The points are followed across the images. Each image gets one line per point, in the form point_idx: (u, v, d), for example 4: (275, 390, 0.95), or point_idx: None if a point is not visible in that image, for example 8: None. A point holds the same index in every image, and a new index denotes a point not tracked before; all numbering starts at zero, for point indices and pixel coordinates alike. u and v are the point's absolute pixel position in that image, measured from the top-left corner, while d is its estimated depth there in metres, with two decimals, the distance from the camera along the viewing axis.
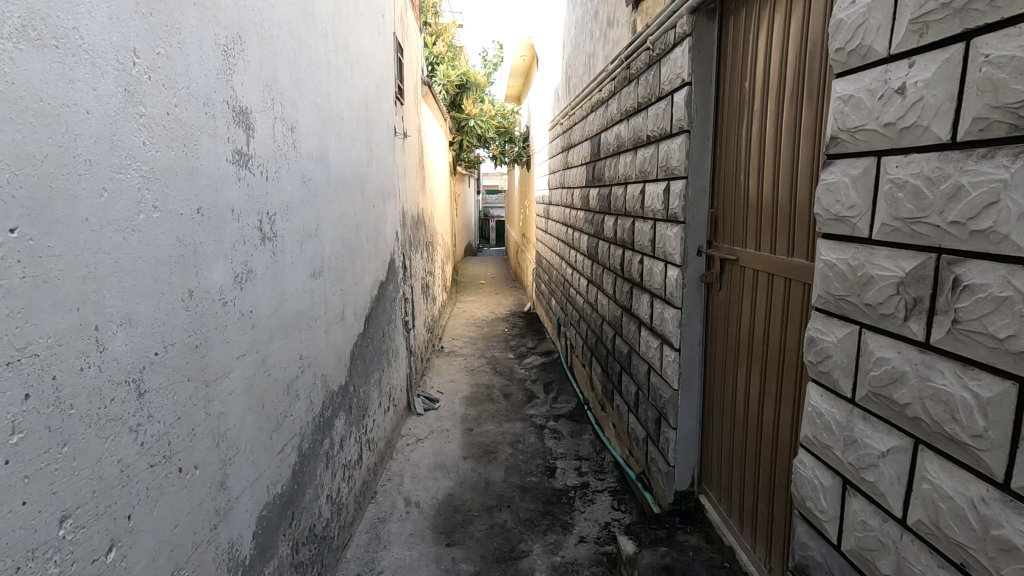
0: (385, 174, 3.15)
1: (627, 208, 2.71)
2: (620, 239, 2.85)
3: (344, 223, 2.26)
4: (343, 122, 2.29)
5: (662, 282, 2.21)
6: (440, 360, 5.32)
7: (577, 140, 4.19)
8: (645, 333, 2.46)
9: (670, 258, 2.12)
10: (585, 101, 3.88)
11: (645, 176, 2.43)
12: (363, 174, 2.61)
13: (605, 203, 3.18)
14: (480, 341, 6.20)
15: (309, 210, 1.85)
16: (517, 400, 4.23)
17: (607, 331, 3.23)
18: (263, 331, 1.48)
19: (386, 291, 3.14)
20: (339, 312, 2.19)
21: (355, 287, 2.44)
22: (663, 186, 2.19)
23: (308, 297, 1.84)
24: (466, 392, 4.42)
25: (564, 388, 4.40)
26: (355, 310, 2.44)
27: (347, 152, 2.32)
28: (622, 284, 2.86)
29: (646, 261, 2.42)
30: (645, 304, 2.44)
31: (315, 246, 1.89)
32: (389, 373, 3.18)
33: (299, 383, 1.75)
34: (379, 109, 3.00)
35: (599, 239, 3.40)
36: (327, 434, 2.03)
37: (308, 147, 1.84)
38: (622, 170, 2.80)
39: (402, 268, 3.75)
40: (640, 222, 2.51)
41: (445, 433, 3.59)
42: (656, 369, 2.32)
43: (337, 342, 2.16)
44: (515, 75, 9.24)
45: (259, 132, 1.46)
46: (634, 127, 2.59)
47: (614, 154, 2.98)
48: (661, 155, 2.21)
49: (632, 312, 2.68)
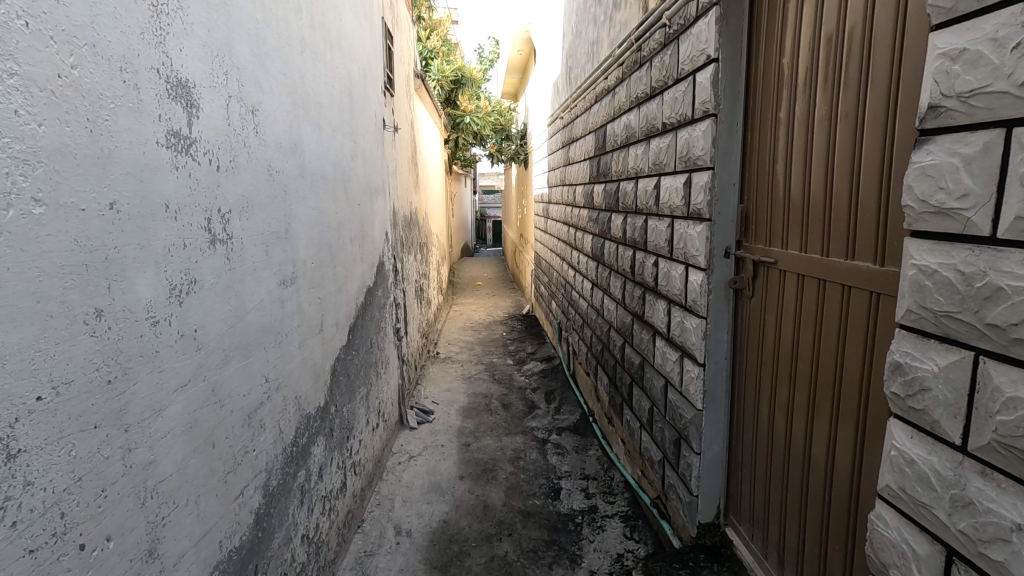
0: (373, 170, 2.89)
1: (639, 204, 2.46)
2: (631, 239, 2.60)
3: (322, 223, 2.00)
4: (322, 109, 2.03)
5: (683, 287, 1.95)
6: (436, 368, 5.05)
7: (579, 133, 3.94)
8: (661, 344, 2.21)
9: (692, 260, 1.87)
10: (588, 93, 3.63)
11: (660, 168, 2.18)
12: (346, 169, 2.35)
13: (613, 201, 2.93)
14: (477, 346, 5.94)
15: (278, 208, 1.59)
16: (517, 411, 3.97)
17: (615, 339, 2.98)
18: (214, 354, 1.22)
19: (374, 297, 2.88)
20: (316, 325, 1.93)
21: (337, 294, 2.18)
22: (683, 178, 1.94)
23: (277, 310, 1.58)
24: (463, 402, 4.16)
25: (566, 398, 4.15)
26: (338, 320, 2.18)
27: (326, 142, 2.07)
28: (632, 288, 2.60)
29: (661, 263, 2.17)
30: (661, 312, 2.18)
31: (285, 248, 1.63)
32: (378, 387, 2.92)
33: (265, 411, 1.48)
34: (365, 98, 2.74)
35: (605, 240, 3.15)
36: (302, 466, 1.76)
37: (276, 134, 1.58)
38: (632, 163, 2.55)
39: (393, 271, 3.49)
40: (654, 220, 2.25)
41: (439, 449, 3.33)
42: (674, 385, 2.07)
43: (315, 359, 1.90)
44: (511, 71, 9.01)
45: (207, 112, 1.20)
46: (646, 115, 2.34)
47: (623, 146, 2.73)
48: (680, 144, 1.96)
49: (645, 320, 2.43)
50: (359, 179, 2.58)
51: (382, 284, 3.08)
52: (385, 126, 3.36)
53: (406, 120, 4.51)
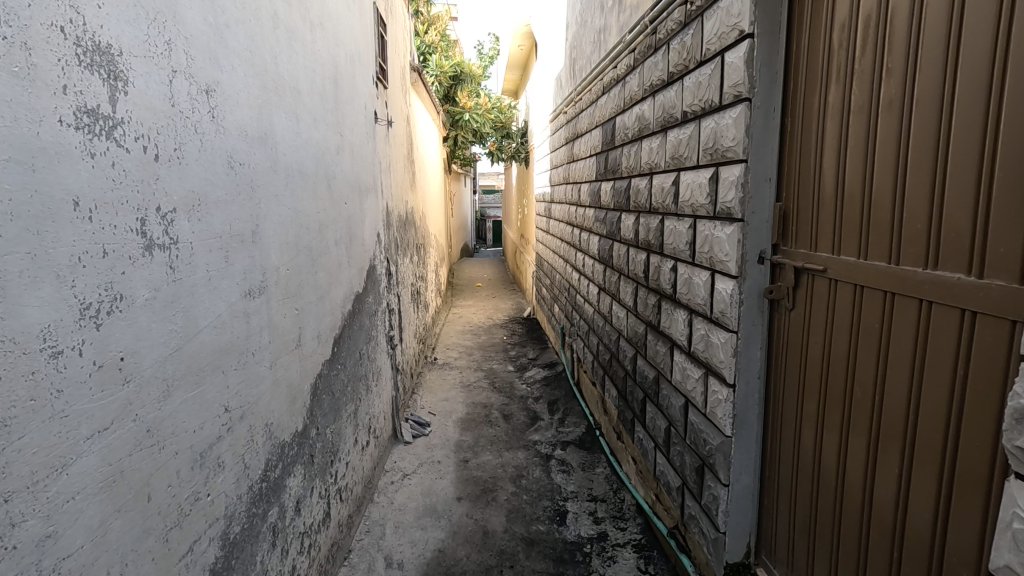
0: (362, 167, 2.66)
1: (653, 203, 2.24)
2: (645, 242, 2.37)
3: (299, 223, 1.77)
4: (299, 95, 1.80)
5: (709, 296, 1.73)
6: (433, 375, 4.81)
7: (585, 128, 3.71)
8: (680, 358, 1.99)
9: (720, 266, 1.64)
10: (595, 84, 3.40)
11: (680, 163, 1.95)
12: (330, 165, 2.12)
13: (623, 199, 2.70)
14: (476, 351, 5.71)
15: (241, 207, 1.36)
16: (518, 424, 3.74)
17: (625, 349, 2.75)
18: (152, 385, 0.99)
19: (364, 304, 2.65)
20: (293, 339, 1.70)
21: (319, 303, 1.96)
22: (709, 173, 1.71)
23: (240, 326, 1.35)
24: (461, 413, 3.93)
25: (571, 409, 3.92)
26: (320, 332, 1.95)
27: (305, 132, 1.84)
28: (646, 295, 2.38)
29: (681, 268, 1.95)
30: (680, 323, 1.96)
31: (250, 254, 1.41)
32: (369, 402, 2.69)
33: (225, 447, 1.26)
34: (354, 87, 2.52)
35: (614, 242, 2.92)
36: (274, 504, 1.53)
37: (239, 120, 1.35)
38: (647, 157, 2.32)
39: (386, 275, 3.26)
40: (673, 220, 2.03)
41: (435, 467, 3.10)
42: (697, 406, 1.85)
43: (290, 379, 1.67)
44: (511, 67, 8.79)
45: (140, 87, 0.97)
46: (663, 104, 2.11)
47: (635, 139, 2.50)
48: (705, 135, 1.73)
49: (661, 330, 2.20)
50: (345, 176, 2.34)
51: (374, 289, 2.85)
52: (377, 120, 3.13)
53: (402, 115, 4.29)
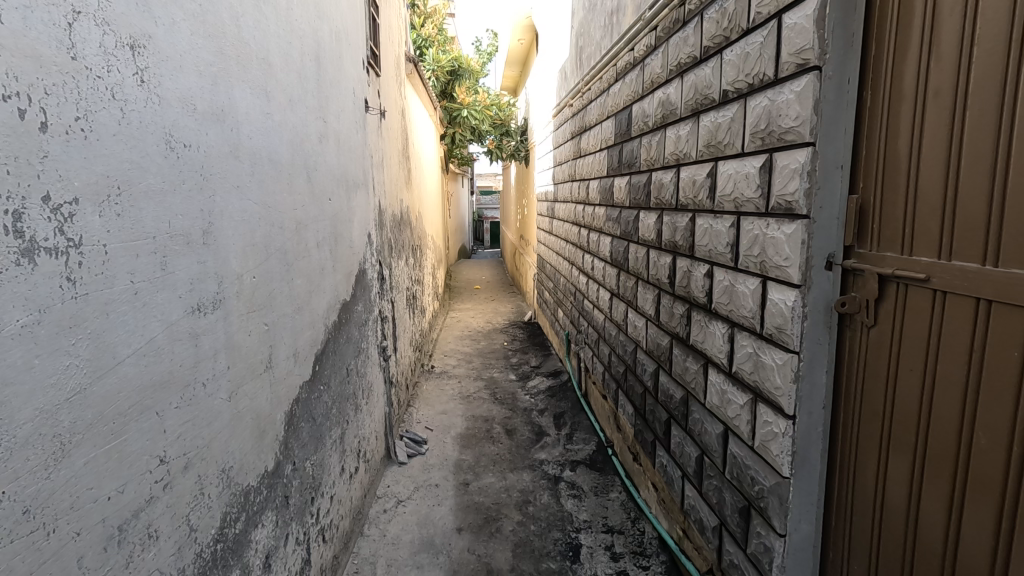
0: (350, 160, 2.37)
1: (682, 198, 1.97)
2: (670, 244, 2.09)
3: (270, 222, 1.49)
4: (271, 69, 1.52)
5: (761, 308, 1.45)
6: (430, 385, 4.53)
7: (594, 120, 3.43)
8: (718, 378, 1.71)
9: (778, 273, 1.36)
10: (607, 71, 3.12)
11: (719, 150, 1.67)
12: (310, 154, 1.84)
13: (643, 196, 2.42)
14: (476, 358, 5.42)
15: (187, 200, 1.08)
16: (522, 440, 3.45)
17: (644, 364, 2.47)
18: (33, 444, 0.71)
19: (352, 314, 2.36)
20: (261, 361, 1.41)
21: (296, 316, 1.67)
22: (761, 161, 1.43)
23: (185, 350, 1.06)
24: (461, 428, 3.64)
25: (578, 423, 3.64)
26: (296, 350, 1.66)
27: (279, 113, 1.56)
28: (672, 303, 2.10)
29: (720, 274, 1.67)
30: (719, 338, 1.69)
31: (200, 259, 1.12)
32: (358, 423, 2.41)
33: (161, 510, 0.97)
34: (341, 70, 2.24)
35: (630, 244, 2.64)
36: (234, 568, 1.24)
37: (183, 89, 1.07)
38: (674, 148, 2.04)
39: (378, 280, 2.98)
40: (709, 218, 1.75)
41: (432, 492, 2.81)
42: (742, 436, 1.56)
43: (257, 409, 1.38)
44: (511, 63, 8.53)
45: (14, 25, 0.69)
46: (695, 85, 1.83)
47: (659, 128, 2.22)
48: (754, 116, 1.45)
49: (690, 344, 1.94)
50: (330, 168, 2.06)
51: (364, 296, 2.57)
52: (369, 109, 2.84)
53: (396, 108, 4.01)
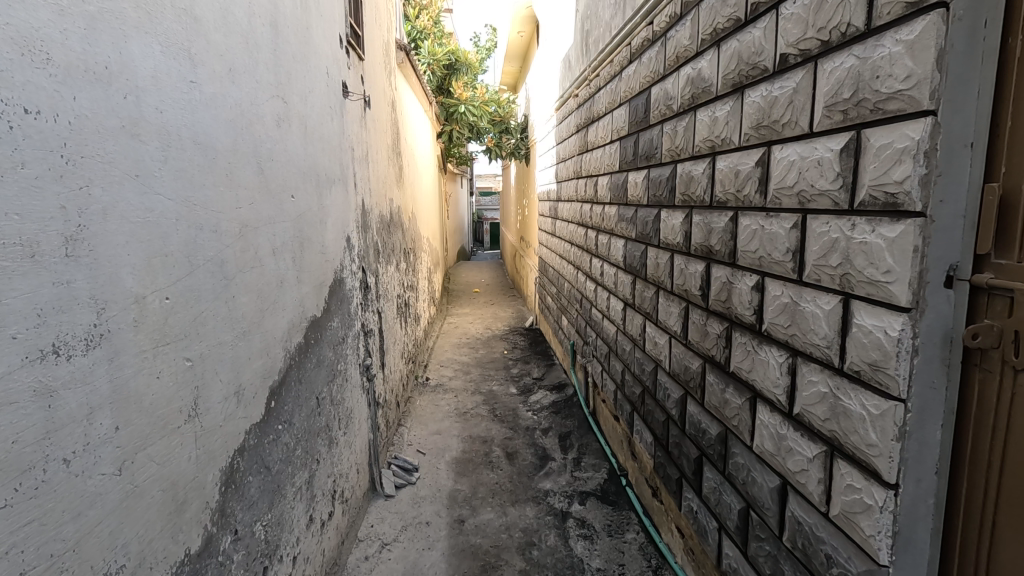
0: (322, 151, 2.02)
1: (720, 194, 1.62)
2: (703, 249, 1.74)
3: (195, 225, 1.14)
4: (201, 25, 1.17)
5: (841, 336, 1.10)
6: (424, 400, 4.18)
7: (603, 109, 3.08)
8: (772, 418, 1.37)
9: (871, 291, 1.02)
10: (619, 52, 2.77)
11: (776, 131, 1.31)
12: (263, 141, 1.48)
13: (666, 192, 2.08)
14: (474, 368, 5.08)
15: (31, 191, 0.73)
16: (525, 467, 3.10)
17: (668, 389, 2.12)
18: None
19: (325, 331, 2.01)
20: (179, 410, 1.06)
21: (242, 343, 1.33)
22: (841, 142, 1.08)
23: (27, 417, 0.71)
24: (456, 452, 3.30)
25: (586, 445, 3.29)
26: (240, 386, 1.31)
27: (213, 83, 1.21)
28: (705, 320, 1.75)
29: (778, 288, 1.32)
30: (775, 369, 1.35)
31: (59, 279, 0.77)
32: (333, 459, 2.06)
33: None
34: (309, 43, 1.90)
35: (649, 249, 2.30)
36: None
37: (26, 27, 0.72)
38: (708, 133, 1.69)
39: (361, 289, 2.64)
40: (760, 217, 1.40)
41: (423, 532, 2.46)
42: (812, 499, 1.21)
43: (172, 476, 1.03)
44: (510, 57, 8.19)
45: None
46: (738, 53, 1.49)
47: (687, 111, 1.87)
48: (833, 83, 1.10)
49: (730, 371, 1.59)
50: (292, 160, 1.70)
51: (342, 309, 2.22)
52: (349, 95, 2.50)
53: (385, 99, 3.67)
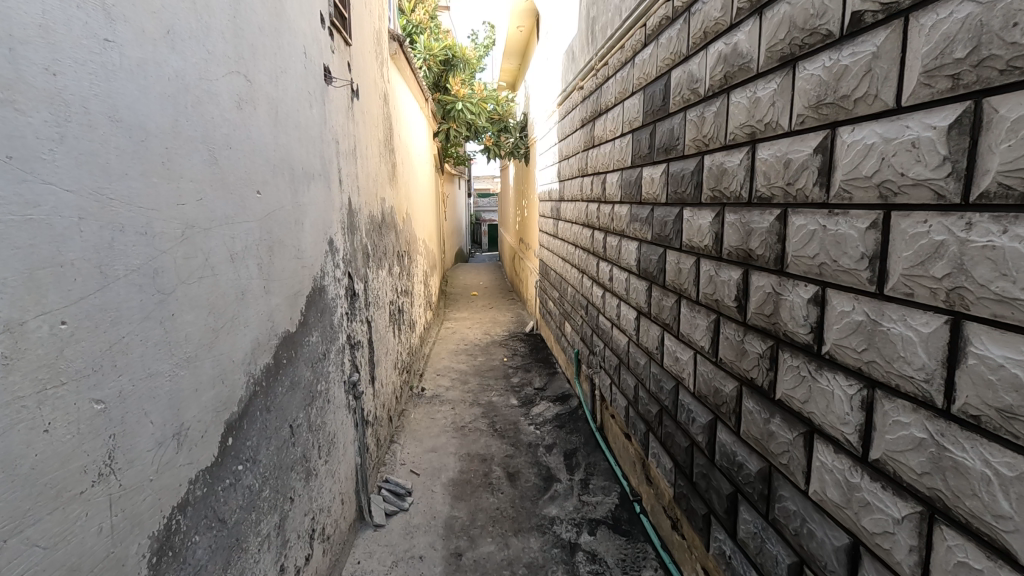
0: (298, 142, 1.77)
1: (763, 188, 1.37)
2: (740, 253, 1.49)
3: (114, 224, 0.88)
4: None
5: (948, 368, 0.85)
6: (419, 413, 3.93)
7: (613, 100, 2.84)
8: (838, 462, 1.12)
9: (999, 311, 0.77)
10: (631, 36, 2.52)
11: (846, 109, 1.06)
12: (219, 124, 1.23)
13: (691, 188, 1.83)
14: (472, 377, 4.83)
15: None
16: (527, 490, 2.85)
17: (693, 411, 1.86)
18: None
19: (301, 348, 1.75)
20: (83, 470, 0.80)
21: (185, 373, 1.07)
22: (951, 117, 0.83)
23: None
24: (453, 473, 3.04)
25: (594, 464, 3.04)
26: (183, 425, 1.06)
27: (143, 46, 0.96)
28: (741, 335, 1.51)
29: (846, 302, 1.08)
30: (841, 402, 1.10)
31: None
32: (312, 493, 1.80)
33: None
34: (282, 16, 1.65)
35: (669, 252, 2.04)
36: None
37: None
38: (747, 118, 1.44)
39: (347, 297, 2.38)
40: (821, 215, 1.15)
41: (414, 569, 2.21)
42: (899, 570, 0.96)
43: (71, 559, 0.78)
44: (510, 54, 7.96)
45: None
46: (789, 19, 1.24)
47: (718, 94, 1.62)
48: (937, 40, 0.85)
49: (777, 398, 1.34)
50: (259, 149, 1.45)
51: (322, 321, 1.97)
52: (334, 81, 2.26)
53: (376, 91, 3.42)
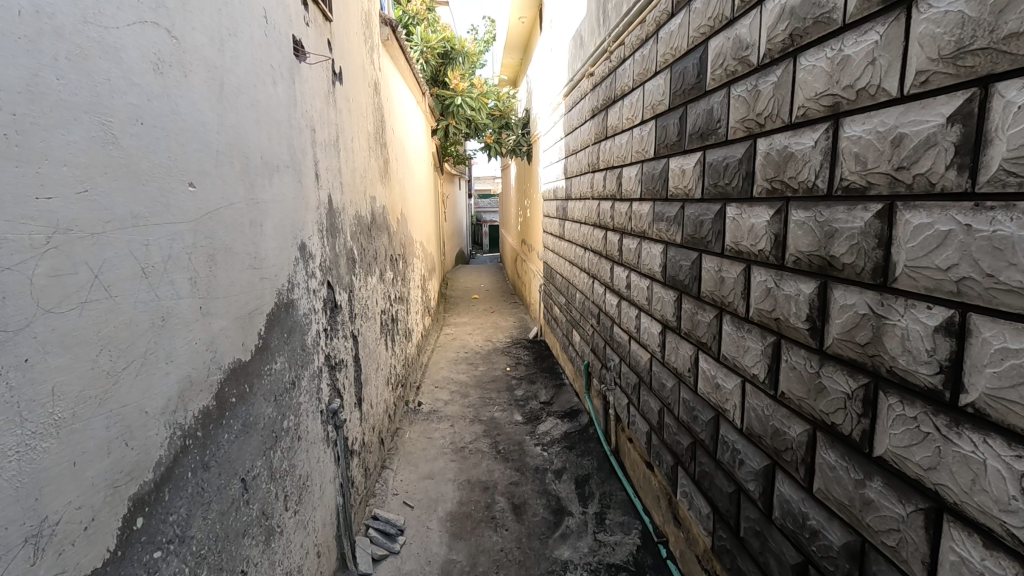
0: (256, 125, 1.43)
1: (853, 174, 1.04)
2: (817, 260, 1.16)
3: None
4: None
5: None
6: (415, 431, 3.60)
7: (630, 84, 2.51)
8: (991, 563, 0.78)
9: None
10: (654, 7, 2.18)
11: (1014, 54, 0.73)
12: (124, 90, 0.90)
13: (738, 180, 1.50)
14: (473, 390, 4.49)
15: None
16: (535, 526, 2.51)
17: (742, 453, 1.53)
18: None
19: (260, 380, 1.42)
20: None
21: (51, 443, 0.74)
22: None
23: None
24: (451, 504, 2.71)
25: (609, 495, 2.70)
26: (46, 520, 0.73)
27: None
28: (816, 367, 1.17)
29: (1011, 336, 0.74)
30: (999, 478, 0.77)
31: None
32: (275, 557, 1.47)
33: None
34: None
35: (706, 258, 1.71)
36: None
37: None
38: (827, 85, 1.11)
39: (327, 310, 2.05)
40: (960, 209, 0.82)
41: None
42: None
43: None
44: (510, 48, 7.62)
45: None
46: None
47: (778, 59, 1.29)
48: None
49: (876, 455, 1.01)
50: (194, 129, 1.12)
51: (290, 342, 1.63)
52: (308, 58, 1.92)
53: (366, 78, 3.10)
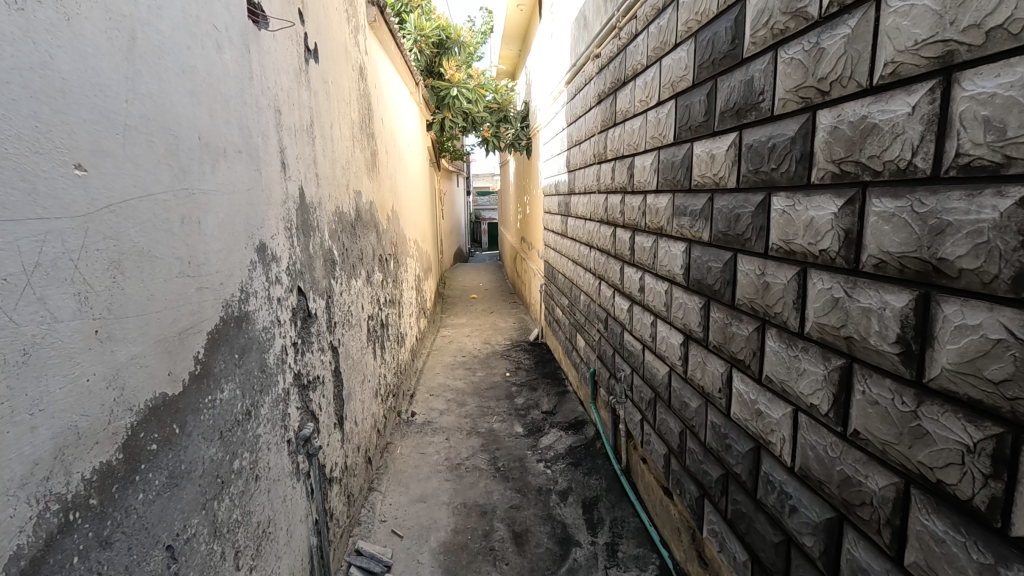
0: (189, 97, 1.15)
1: (980, 147, 0.76)
2: (914, 265, 0.87)
3: None
4: None
5: None
6: (407, 446, 3.31)
7: (644, 62, 2.22)
8: None
9: None
10: None
11: None
12: None
13: (789, 163, 1.21)
14: (470, 398, 4.21)
15: None
16: (539, 560, 2.24)
17: (793, 499, 1.25)
18: None
19: (199, 416, 1.14)
20: None
21: None
22: None
23: None
24: (445, 533, 2.43)
25: (621, 522, 2.42)
26: None
27: None
28: (912, 405, 0.89)
29: None
30: None
31: None
32: None
33: None
34: None
35: (744, 260, 1.43)
36: None
37: None
38: (935, 29, 0.82)
39: (296, 321, 1.77)
40: None
41: None
42: None
43: None
44: (509, 37, 7.33)
45: None
46: None
47: (851, 6, 1.00)
48: None
49: (1016, 535, 0.73)
50: (86, 94, 0.84)
51: (243, 363, 1.35)
52: (270, 26, 1.64)
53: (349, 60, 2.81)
